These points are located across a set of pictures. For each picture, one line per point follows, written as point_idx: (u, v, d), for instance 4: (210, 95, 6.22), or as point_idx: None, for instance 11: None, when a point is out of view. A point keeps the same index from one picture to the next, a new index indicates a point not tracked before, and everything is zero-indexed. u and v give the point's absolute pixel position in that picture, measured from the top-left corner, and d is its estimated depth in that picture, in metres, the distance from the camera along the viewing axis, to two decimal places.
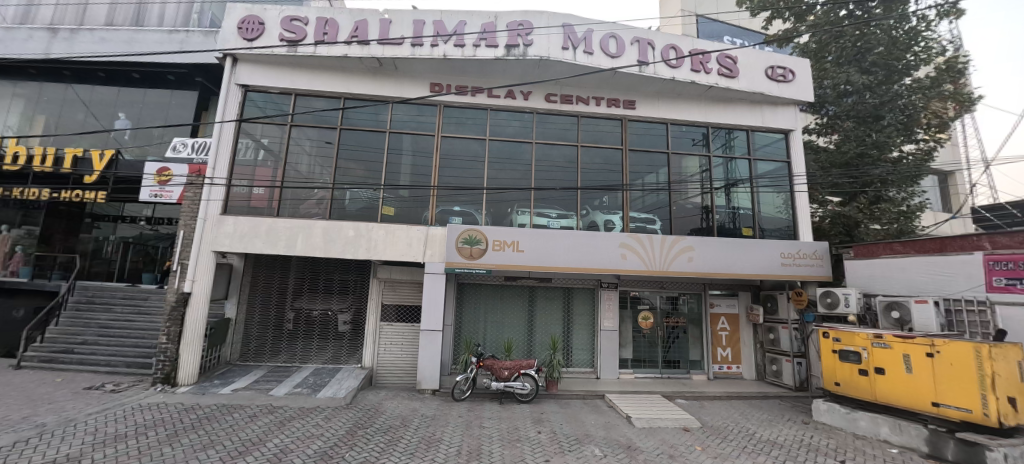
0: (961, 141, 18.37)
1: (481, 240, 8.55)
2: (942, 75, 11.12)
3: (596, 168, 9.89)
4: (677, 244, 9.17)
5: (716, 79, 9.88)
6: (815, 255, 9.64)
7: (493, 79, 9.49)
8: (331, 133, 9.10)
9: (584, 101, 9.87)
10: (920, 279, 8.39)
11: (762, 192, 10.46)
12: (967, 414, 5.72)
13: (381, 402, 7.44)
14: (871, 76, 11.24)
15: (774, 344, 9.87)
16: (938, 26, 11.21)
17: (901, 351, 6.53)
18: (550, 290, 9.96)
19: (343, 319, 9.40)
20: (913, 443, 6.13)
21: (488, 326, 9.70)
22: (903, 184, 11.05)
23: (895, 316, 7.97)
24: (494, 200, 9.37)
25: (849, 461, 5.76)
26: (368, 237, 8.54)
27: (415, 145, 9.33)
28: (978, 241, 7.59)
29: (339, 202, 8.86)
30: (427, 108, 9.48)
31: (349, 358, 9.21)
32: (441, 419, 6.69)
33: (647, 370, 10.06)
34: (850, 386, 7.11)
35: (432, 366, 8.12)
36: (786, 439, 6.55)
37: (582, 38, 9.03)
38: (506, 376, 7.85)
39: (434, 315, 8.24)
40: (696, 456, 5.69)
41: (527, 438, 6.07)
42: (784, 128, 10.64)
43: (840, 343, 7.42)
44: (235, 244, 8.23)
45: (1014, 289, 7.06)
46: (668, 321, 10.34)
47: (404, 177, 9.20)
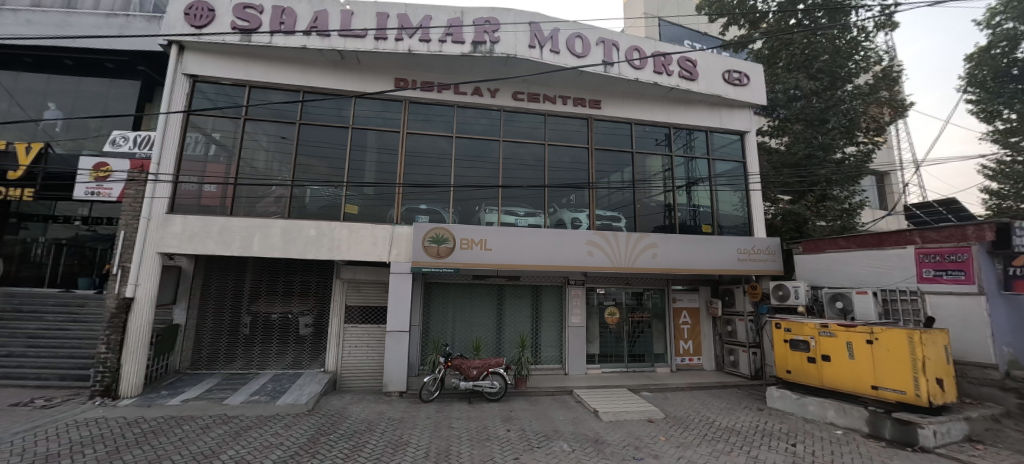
0: (895, 144, 19.94)
1: (448, 239, 8.43)
2: (879, 83, 12.03)
3: (563, 167, 9.99)
4: (642, 241, 9.41)
5: (677, 81, 10.21)
6: (768, 250, 10.20)
7: (461, 75, 9.37)
8: (290, 128, 8.72)
9: (551, 100, 9.94)
10: (860, 272, 9.03)
11: (720, 191, 10.92)
12: (902, 396, 6.20)
13: (345, 407, 7.21)
14: (818, 82, 11.95)
15: (731, 336, 10.35)
16: (876, 37, 12.10)
17: (844, 339, 7.00)
18: (518, 288, 9.98)
19: (304, 322, 9.02)
20: (856, 424, 6.58)
21: (456, 325, 9.60)
22: (846, 183, 11.86)
23: (839, 306, 8.50)
24: (462, 198, 9.27)
25: (799, 443, 6.11)
26: (330, 237, 8.23)
27: (380, 142, 9.08)
28: (910, 236, 8.24)
29: (299, 200, 8.50)
30: (392, 104, 9.24)
31: (312, 363, 8.86)
32: (408, 422, 6.56)
33: (614, 364, 10.29)
34: (800, 374, 7.58)
35: (399, 367, 7.95)
36: (743, 425, 6.88)
37: (549, 37, 9.09)
38: (475, 376, 7.80)
39: (400, 316, 8.06)
40: (661, 446, 5.86)
41: (496, 437, 6.05)
42: (740, 130, 11.15)
43: (791, 333, 7.89)
44: (185, 246, 7.72)
45: (941, 280, 7.73)
46: (634, 317, 10.60)
47: (369, 174, 8.94)
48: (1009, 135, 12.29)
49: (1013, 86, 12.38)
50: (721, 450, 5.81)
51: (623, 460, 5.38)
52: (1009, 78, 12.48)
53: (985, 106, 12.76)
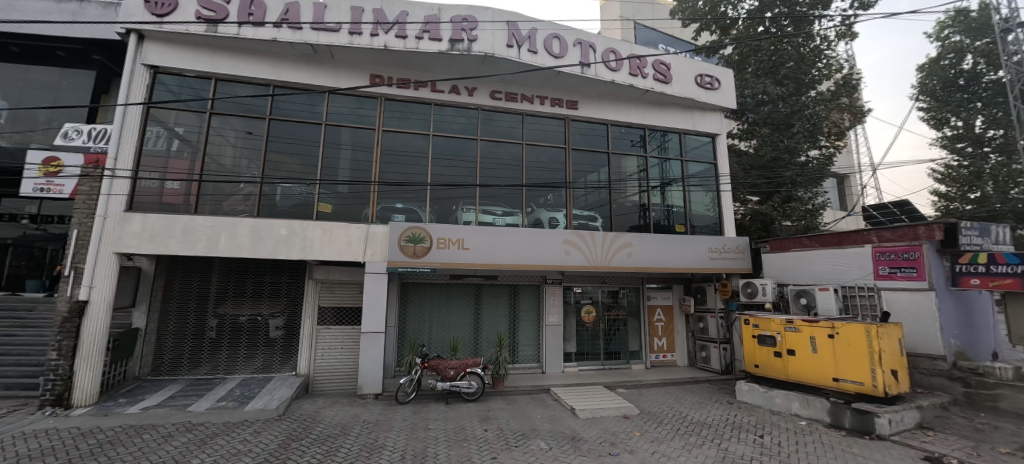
0: (854, 148, 21.01)
1: (425, 238, 8.33)
2: (840, 90, 12.62)
3: (541, 167, 10.03)
4: (617, 240, 9.56)
5: (652, 83, 10.45)
6: (737, 249, 10.56)
7: (438, 72, 9.27)
8: (259, 123, 8.41)
9: (528, 99, 9.97)
10: (822, 270, 9.45)
11: (693, 191, 11.21)
12: (861, 387, 6.53)
13: (318, 411, 7.02)
14: (784, 88, 12.44)
15: (703, 332, 10.65)
16: (837, 46, 12.71)
17: (808, 334, 7.32)
18: (496, 288, 9.97)
19: (275, 325, 8.72)
20: (818, 415, 6.88)
21: (434, 326, 9.50)
22: (810, 185, 12.38)
23: (803, 302, 8.87)
24: (439, 197, 9.17)
25: (766, 435, 6.35)
26: (302, 236, 7.99)
27: (354, 139, 8.88)
28: (868, 236, 8.70)
29: (269, 198, 8.22)
30: (367, 101, 9.05)
31: (283, 367, 8.59)
32: (384, 424, 6.45)
33: (590, 362, 10.41)
34: (767, 368, 7.88)
35: (375, 369, 7.81)
36: (714, 419, 7.10)
37: (527, 36, 9.12)
38: (452, 376, 7.75)
39: (375, 317, 7.91)
40: (636, 442, 5.97)
41: (473, 437, 6.02)
42: (712, 132, 11.48)
43: (758, 329, 8.19)
44: (145, 245, 7.34)
45: (895, 277, 8.20)
46: (610, 315, 10.75)
47: (343, 172, 8.73)
48: (955, 141, 13.16)
49: (960, 95, 13.24)
50: (694, 443, 5.97)
51: (600, 457, 5.45)
52: (956, 88, 13.34)
53: (935, 114, 13.51)
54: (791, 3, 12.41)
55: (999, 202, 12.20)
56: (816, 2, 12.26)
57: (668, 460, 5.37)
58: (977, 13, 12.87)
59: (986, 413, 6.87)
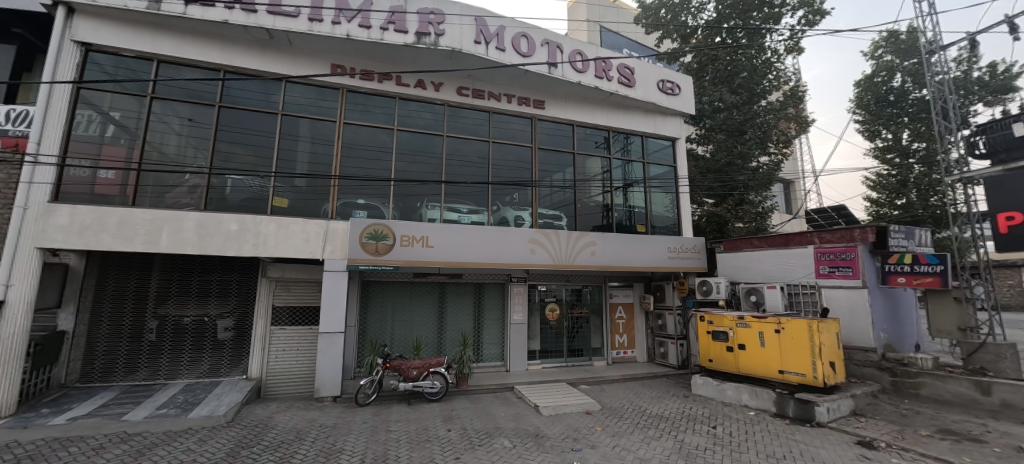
0: (799, 156, 22.54)
1: (388, 235, 8.10)
2: (788, 101, 13.42)
3: (507, 165, 10.02)
4: (581, 239, 9.72)
5: (617, 86, 10.72)
6: (694, 249, 11.01)
7: (403, 65, 9.04)
8: (207, 111, 7.86)
9: (495, 97, 9.93)
10: (770, 269, 10.03)
11: (653, 193, 11.57)
12: (803, 378, 6.98)
13: (270, 416, 6.66)
14: (738, 96, 13.09)
15: (661, 329, 11.03)
16: (785, 59, 13.52)
17: (757, 329, 7.76)
18: (460, 286, 9.87)
19: (223, 326, 8.18)
20: (765, 405, 7.29)
21: (396, 325, 9.27)
22: (760, 189, 13.12)
23: (753, 299, 9.20)
24: (403, 194, 8.95)
25: (719, 425, 6.66)
26: (255, 232, 7.54)
27: (313, 131, 8.50)
28: (811, 237, 9.32)
29: (217, 191, 7.71)
30: (327, 91, 8.68)
31: (232, 370, 8.09)
32: (343, 428, 6.21)
33: (553, 360, 10.54)
34: (720, 362, 8.30)
35: (333, 371, 7.52)
36: (671, 412, 7.37)
37: (494, 34, 9.08)
38: (415, 376, 7.59)
39: (334, 316, 7.62)
40: (598, 437, 6.10)
41: (436, 438, 5.91)
42: (672, 136, 11.91)
43: (713, 325, 8.60)
44: (73, 240, 6.66)
45: (834, 276, 8.85)
46: (573, 312, 10.92)
47: (300, 165, 8.35)
48: (886, 152, 14.36)
49: (890, 110, 14.46)
50: (653, 436, 6.15)
51: (562, 452, 5.52)
52: (887, 103, 14.56)
53: (869, 126, 14.81)
54: (745, 16, 13.08)
55: (921, 208, 13.48)
56: (767, 17, 12.95)
57: (629, 454, 5.50)
58: (906, 36, 14.13)
59: (909, 400, 7.53)
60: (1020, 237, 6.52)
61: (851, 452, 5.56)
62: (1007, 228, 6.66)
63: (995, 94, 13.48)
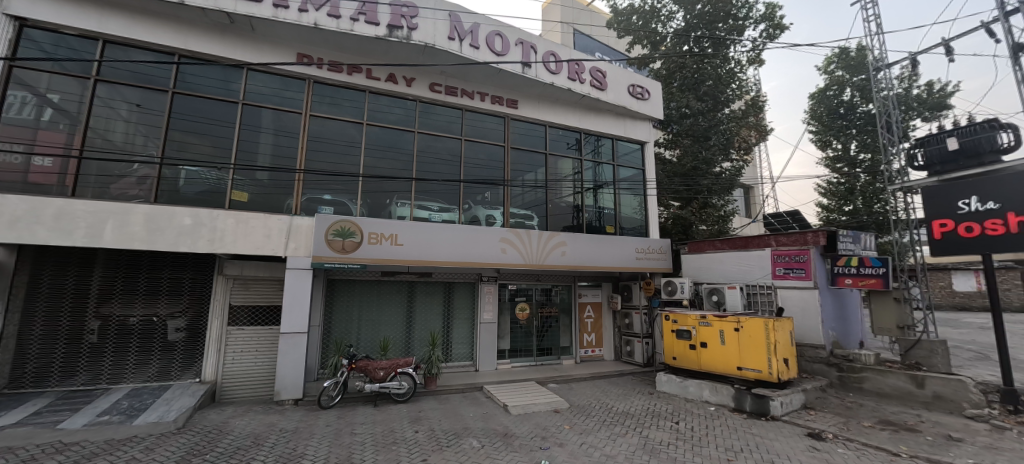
0: (758, 163, 23.70)
1: (355, 233, 7.88)
2: (749, 110, 14.00)
3: (479, 164, 9.96)
4: (552, 239, 9.80)
5: (589, 89, 10.88)
6: (660, 250, 11.35)
7: (374, 58, 8.80)
8: (159, 96, 7.37)
9: (468, 95, 9.84)
10: (731, 270, 10.46)
11: (623, 195, 11.80)
12: (760, 374, 7.33)
13: (225, 421, 6.32)
14: (703, 103, 13.60)
15: (628, 328, 11.29)
16: (748, 70, 14.13)
17: (718, 327, 8.07)
18: (430, 285, 9.72)
19: (174, 326, 7.68)
20: (725, 400, 7.60)
21: (363, 324, 9.01)
22: (723, 193, 13.68)
23: (714, 299, 9.61)
24: (371, 190, 8.72)
25: (681, 421, 6.88)
26: (211, 227, 7.13)
27: (276, 123, 8.14)
28: (768, 240, 9.79)
29: (170, 182, 7.25)
30: (293, 82, 8.33)
31: (183, 373, 7.62)
32: (304, 432, 5.98)
33: (523, 359, 10.57)
34: (683, 359, 8.58)
35: (295, 373, 7.23)
36: (636, 408, 7.55)
37: (468, 31, 9.00)
38: (382, 377, 7.41)
39: (297, 316, 7.34)
40: (565, 435, 6.17)
41: (403, 439, 5.80)
42: (641, 140, 12.22)
43: (677, 324, 8.89)
44: (2, 233, 6.08)
45: (788, 277, 9.34)
46: (543, 311, 10.99)
47: (262, 158, 7.97)
48: (836, 162, 15.30)
49: (841, 122, 15.43)
50: (619, 433, 6.28)
51: (531, 451, 5.53)
52: (838, 116, 15.52)
53: (821, 137, 15.76)
54: (711, 26, 13.60)
55: (866, 214, 14.47)
56: (731, 28, 13.51)
57: (596, 451, 5.59)
58: (855, 53, 15.07)
59: (854, 393, 8.04)
60: (953, 242, 7.16)
61: (802, 444, 5.88)
62: (941, 234, 7.30)
63: (931, 110, 14.65)
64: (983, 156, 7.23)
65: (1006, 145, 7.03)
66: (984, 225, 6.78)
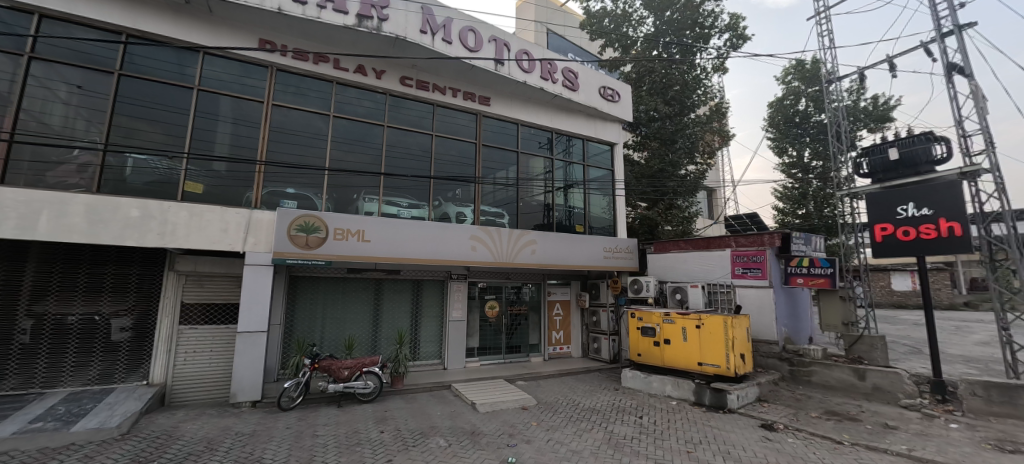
0: (720, 167, 24.73)
1: (320, 228, 7.62)
2: (713, 115, 14.54)
3: (450, 160, 9.86)
4: (522, 237, 9.84)
5: (561, 89, 10.98)
6: (627, 249, 11.63)
7: (343, 48, 8.52)
8: (104, 78, 6.84)
9: (440, 90, 9.71)
10: (693, 269, 10.84)
11: (593, 195, 11.99)
12: (719, 369, 7.65)
13: (175, 425, 5.97)
14: (670, 107, 14.01)
15: (595, 325, 11.50)
16: (712, 77, 14.65)
17: (680, 325, 8.35)
18: (398, 283, 9.54)
19: (118, 326, 7.14)
20: (686, 395, 7.88)
21: (327, 323, 8.74)
22: (688, 195, 14.17)
23: (678, 297, 9.96)
24: (338, 184, 8.46)
25: (644, 415, 7.09)
26: (161, 219, 6.69)
27: (236, 111, 7.75)
28: (728, 241, 10.25)
29: (115, 171, 6.76)
30: (254, 69, 7.95)
31: (128, 376, 7.13)
32: (263, 435, 5.73)
33: (492, 356, 10.56)
34: (647, 356, 8.84)
35: (253, 374, 6.92)
36: (602, 404, 7.71)
37: (441, 25, 8.87)
38: (346, 377, 7.23)
39: (256, 315, 7.02)
40: (532, 431, 6.22)
41: (367, 440, 5.66)
42: (611, 141, 12.46)
43: (642, 322, 9.12)
44: None
45: (746, 276, 9.80)
46: (512, 309, 11.02)
47: (220, 147, 7.57)
48: (791, 167, 16.17)
49: (796, 130, 16.32)
50: (585, 429, 6.39)
51: (498, 449, 5.54)
52: (793, 124, 16.41)
53: (778, 144, 16.61)
54: (679, 33, 14.02)
55: (817, 218, 15.38)
56: (698, 36, 13.97)
57: (562, 446, 5.67)
58: (810, 65, 15.93)
59: (803, 386, 8.53)
60: (892, 245, 7.72)
61: (756, 434, 6.19)
62: (882, 237, 7.86)
63: (876, 122, 15.72)
64: (920, 166, 7.79)
65: (940, 156, 7.59)
66: (919, 230, 7.36)
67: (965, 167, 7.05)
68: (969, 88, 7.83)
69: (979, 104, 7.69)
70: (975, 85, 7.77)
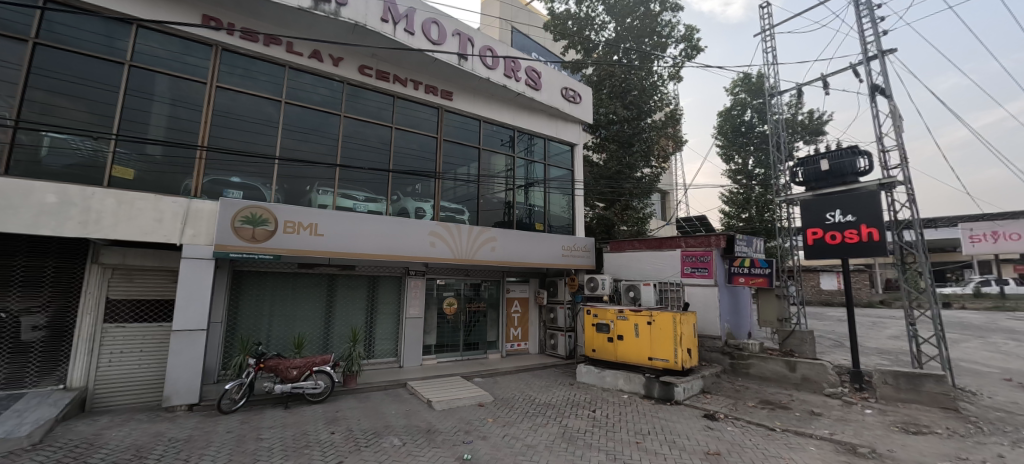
0: (673, 171, 25.94)
1: (268, 221, 7.21)
2: (667, 121, 15.00)
3: (410, 154, 9.64)
4: (482, 234, 9.84)
5: (524, 88, 11.04)
6: (584, 248, 11.93)
7: (297, 31, 8.08)
8: (15, 46, 6.07)
9: (401, 81, 9.45)
10: (647, 268, 11.29)
11: (552, 194, 12.16)
12: (667, 363, 8.04)
13: (98, 433, 5.45)
14: (628, 111, 14.45)
15: (553, 322, 11.70)
16: (668, 84, 15.25)
17: (633, 321, 8.67)
18: (352, 279, 9.23)
19: (30, 324, 6.35)
20: (636, 388, 8.20)
21: (274, 320, 8.29)
22: (643, 196, 14.71)
23: (632, 295, 10.33)
24: (289, 174, 8.04)
25: (598, 409, 7.30)
26: (84, 206, 6.06)
27: (174, 91, 7.15)
28: (679, 241, 10.78)
29: (27, 151, 6.02)
30: (197, 47, 7.37)
31: (41, 380, 6.35)
32: (200, 440, 5.36)
33: (449, 354, 10.47)
34: (602, 351, 9.13)
35: (190, 376, 6.46)
36: (557, 399, 7.87)
37: (404, 15, 8.64)
38: (295, 377, 6.90)
39: (194, 312, 6.54)
40: (488, 428, 6.23)
41: (316, 442, 5.44)
42: (571, 142, 12.70)
43: (597, 318, 9.40)
44: None
45: (694, 275, 10.40)
46: (470, 306, 10.97)
47: (155, 130, 6.96)
48: (737, 174, 17.27)
49: (742, 139, 17.39)
50: (540, 424, 6.49)
51: (454, 446, 5.51)
52: (739, 133, 17.48)
53: (726, 151, 17.63)
54: (638, 40, 14.49)
55: (758, 222, 16.50)
56: (656, 44, 14.53)
57: (517, 442, 5.73)
58: (755, 79, 17.03)
59: (742, 377, 9.13)
60: (821, 248, 8.44)
61: (700, 424, 6.56)
62: (813, 240, 8.58)
63: (811, 135, 17.09)
64: (846, 177, 8.51)
65: (863, 168, 8.37)
66: (844, 235, 8.10)
67: (883, 180, 7.84)
68: (889, 108, 8.69)
69: (896, 123, 8.55)
70: (894, 106, 8.63)
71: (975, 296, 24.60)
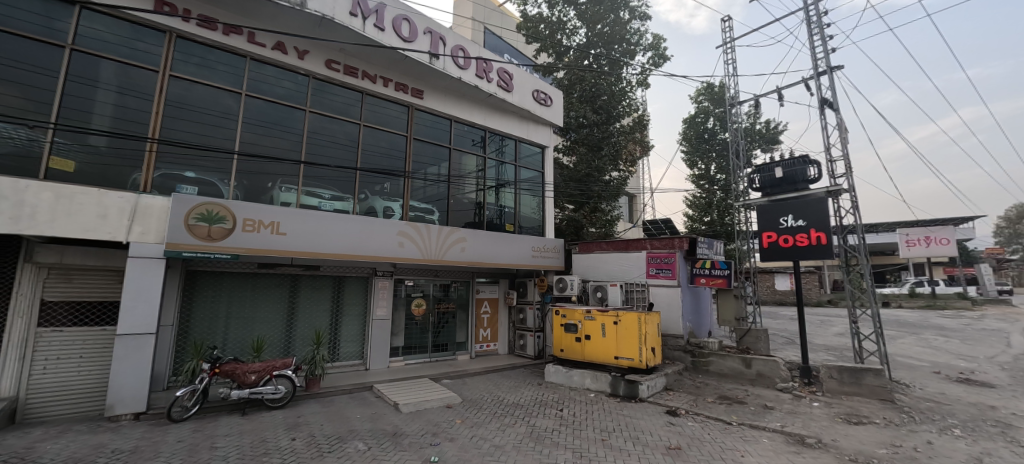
0: (641, 174, 26.69)
1: (226, 219, 6.88)
2: (635, 127, 15.37)
3: (379, 151, 9.44)
4: (452, 234, 9.77)
5: (495, 89, 11.05)
6: (554, 248, 12.07)
7: (260, 22, 7.76)
8: None
9: (370, 78, 9.25)
10: (614, 269, 11.55)
11: (523, 195, 12.24)
12: (632, 362, 8.26)
13: (29, 446, 5.02)
14: (598, 116, 14.77)
15: (522, 322, 11.76)
16: (636, 90, 15.65)
17: (600, 321, 8.85)
18: (316, 280, 8.93)
19: None
20: (603, 387, 8.38)
21: (231, 322, 7.91)
22: (611, 199, 15.00)
23: (598, 295, 10.54)
24: (249, 170, 7.70)
25: (565, 408, 7.41)
26: (16, 200, 5.57)
27: (121, 79, 6.70)
28: (644, 243, 11.12)
29: None
30: (149, 33, 6.94)
31: None
32: (147, 451, 5.05)
33: (417, 355, 10.33)
34: (569, 351, 9.27)
35: (136, 383, 6.05)
36: (525, 399, 7.93)
37: (374, 10, 8.47)
38: (253, 382, 6.61)
39: (142, 314, 6.15)
40: (457, 429, 6.19)
41: (276, 449, 5.24)
42: (542, 144, 12.82)
43: (565, 318, 9.53)
44: None
45: (659, 276, 10.73)
46: (439, 307, 10.87)
47: (99, 120, 6.51)
48: (700, 179, 17.97)
49: (705, 145, 18.12)
50: (508, 424, 6.53)
51: (421, 449, 5.45)
52: (703, 139, 18.20)
53: (690, 157, 18.31)
54: (608, 46, 14.86)
55: (719, 225, 17.22)
56: (625, 51, 14.92)
57: (485, 442, 5.74)
58: (718, 89, 17.82)
59: (702, 374, 9.50)
60: (775, 251, 8.92)
61: (662, 420, 6.78)
62: (768, 243, 9.05)
63: (767, 143, 18.02)
64: (798, 184, 9.05)
65: (812, 176, 8.92)
66: (796, 238, 8.60)
67: (830, 187, 8.39)
68: (836, 121, 9.31)
69: (842, 135, 9.17)
70: (840, 118, 9.26)
71: (911, 296, 26.64)
